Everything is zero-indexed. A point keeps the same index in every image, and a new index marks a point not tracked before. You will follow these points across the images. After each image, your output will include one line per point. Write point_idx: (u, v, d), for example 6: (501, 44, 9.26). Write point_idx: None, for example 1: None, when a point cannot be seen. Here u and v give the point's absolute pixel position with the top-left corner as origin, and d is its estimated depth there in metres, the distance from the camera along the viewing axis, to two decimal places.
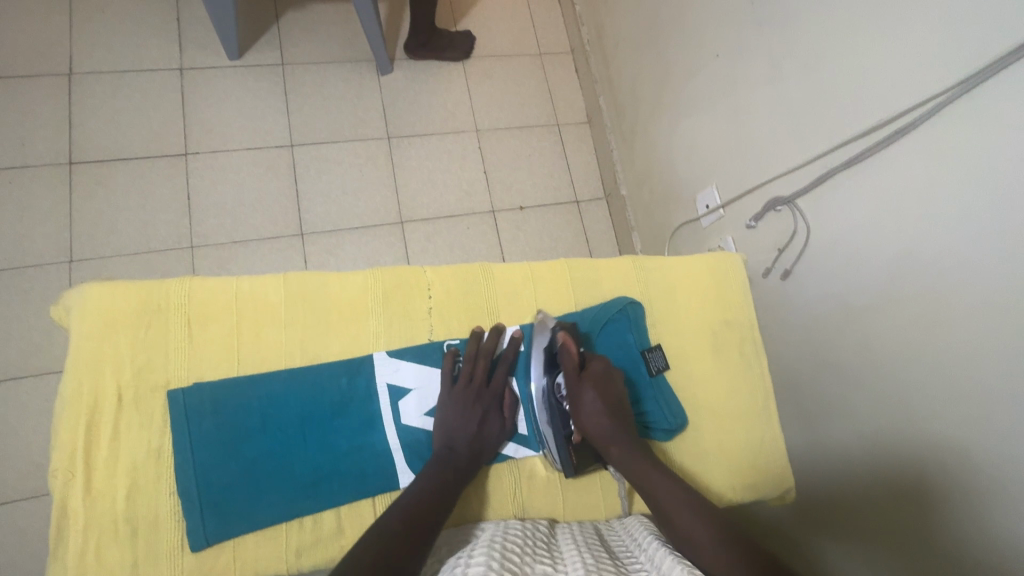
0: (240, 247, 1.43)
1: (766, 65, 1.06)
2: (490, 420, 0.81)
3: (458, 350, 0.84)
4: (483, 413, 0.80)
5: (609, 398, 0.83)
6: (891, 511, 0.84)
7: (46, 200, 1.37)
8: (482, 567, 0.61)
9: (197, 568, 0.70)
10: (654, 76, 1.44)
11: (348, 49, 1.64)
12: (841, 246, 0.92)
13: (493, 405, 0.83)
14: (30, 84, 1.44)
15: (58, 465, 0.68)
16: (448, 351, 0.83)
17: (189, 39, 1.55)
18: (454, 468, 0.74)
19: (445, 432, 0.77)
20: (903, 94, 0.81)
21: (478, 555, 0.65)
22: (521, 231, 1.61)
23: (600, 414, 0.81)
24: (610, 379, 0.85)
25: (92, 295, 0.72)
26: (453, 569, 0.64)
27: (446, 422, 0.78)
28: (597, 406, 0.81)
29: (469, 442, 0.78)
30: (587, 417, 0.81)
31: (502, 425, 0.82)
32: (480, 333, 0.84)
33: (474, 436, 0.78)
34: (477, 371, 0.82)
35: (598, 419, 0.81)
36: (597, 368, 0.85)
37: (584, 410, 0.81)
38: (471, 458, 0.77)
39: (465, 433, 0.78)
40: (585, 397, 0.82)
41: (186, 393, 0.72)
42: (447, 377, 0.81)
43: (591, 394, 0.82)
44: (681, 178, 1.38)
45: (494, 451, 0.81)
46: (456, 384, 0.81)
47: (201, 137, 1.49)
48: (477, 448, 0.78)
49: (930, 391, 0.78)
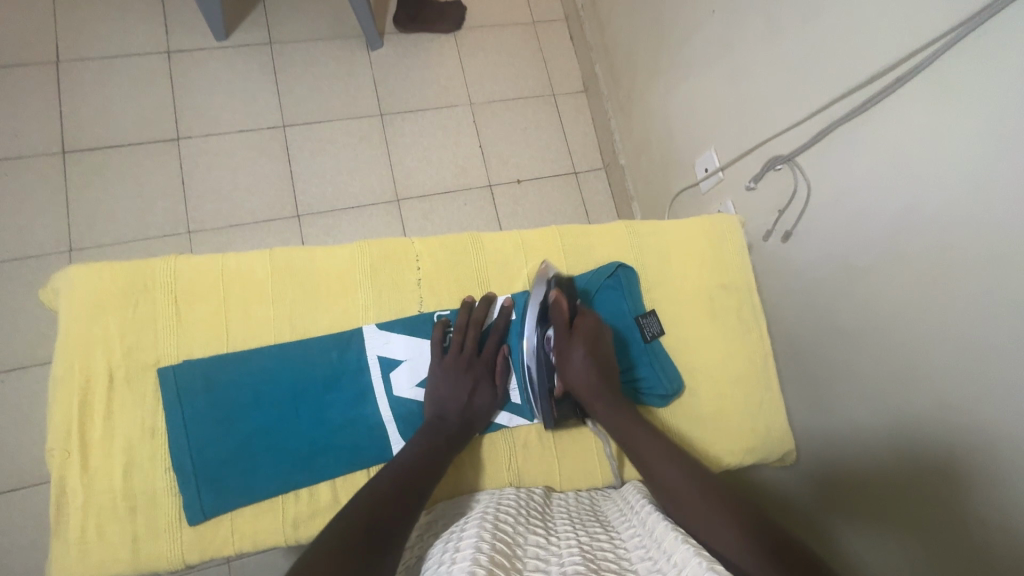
0: (237, 231, 1.42)
1: (763, 18, 1.02)
2: (481, 390, 0.81)
3: (450, 320, 0.83)
4: (474, 384, 0.80)
5: (598, 356, 0.82)
6: (893, 473, 0.83)
7: (42, 191, 1.37)
8: (473, 539, 0.61)
9: (196, 542, 0.71)
10: (650, 38, 1.39)
11: (336, 25, 1.60)
12: (843, 203, 0.89)
13: (484, 376, 0.82)
14: (19, 74, 1.43)
15: (55, 445, 0.68)
16: (438, 322, 0.82)
17: (175, 21, 1.53)
18: (446, 437, 0.74)
19: (436, 403, 0.77)
20: (904, 39, 0.77)
21: (470, 528, 0.65)
22: (519, 206, 1.59)
23: (589, 370, 0.81)
24: (600, 336, 0.84)
25: (78, 277, 0.72)
26: (445, 543, 0.64)
27: (437, 392, 0.78)
28: (585, 364, 0.81)
29: (460, 413, 0.78)
30: (574, 369, 0.81)
31: (493, 394, 0.82)
32: (470, 303, 0.83)
33: (465, 406, 0.78)
34: (468, 341, 0.82)
35: (585, 372, 0.81)
36: (588, 323, 0.84)
37: (571, 365, 0.81)
38: (462, 428, 0.77)
39: (456, 403, 0.78)
40: (575, 357, 0.81)
41: (176, 370, 0.72)
42: (437, 347, 0.81)
43: (581, 353, 0.81)
44: (679, 143, 1.35)
45: (484, 421, 0.81)
46: (448, 355, 0.81)
47: (192, 121, 1.47)
48: (468, 418, 0.78)
49: (936, 348, 0.76)
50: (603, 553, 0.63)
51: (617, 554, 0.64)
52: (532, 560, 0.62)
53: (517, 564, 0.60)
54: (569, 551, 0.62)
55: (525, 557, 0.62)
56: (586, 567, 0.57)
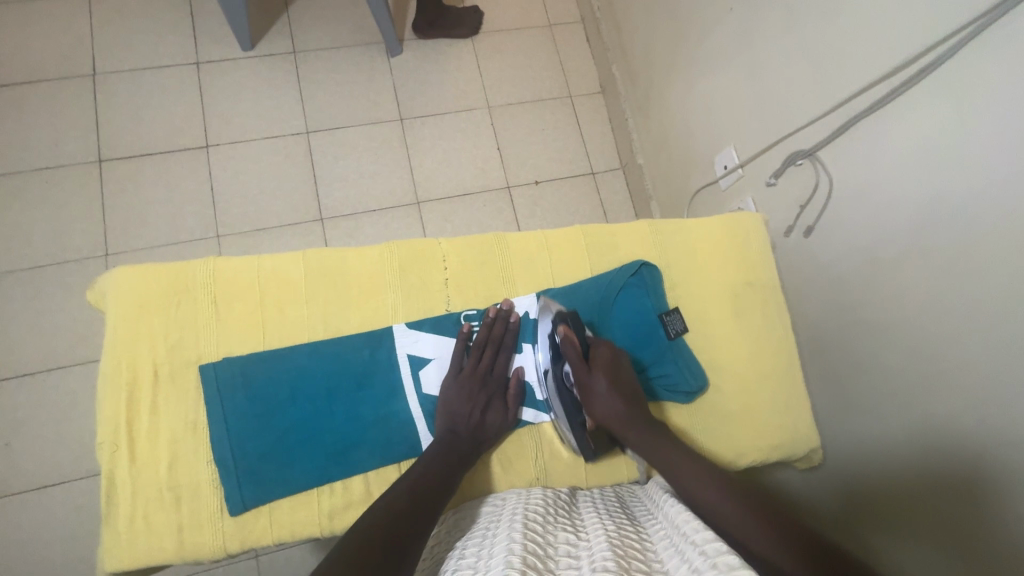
0: (263, 234, 1.46)
1: (781, 15, 1.02)
2: (493, 408, 0.81)
3: (471, 329, 0.83)
4: (486, 401, 0.80)
5: (620, 386, 0.81)
6: (923, 467, 0.82)
7: (79, 198, 1.43)
8: (505, 543, 0.63)
9: (237, 531, 0.73)
10: (667, 38, 1.40)
11: (357, 32, 1.64)
12: (867, 197, 0.88)
13: (497, 393, 0.82)
14: (57, 87, 1.49)
15: (104, 438, 0.72)
16: (462, 330, 0.83)
17: (203, 33, 1.58)
18: (457, 453, 0.76)
19: (449, 418, 0.78)
20: (927, 30, 0.77)
21: (500, 532, 0.66)
22: (537, 206, 1.61)
23: (616, 401, 0.80)
24: (619, 364, 0.83)
25: (125, 278, 0.75)
26: (478, 546, 0.66)
27: (451, 407, 0.79)
28: (612, 399, 0.80)
29: (471, 429, 0.78)
30: (601, 402, 0.80)
31: (505, 413, 0.82)
32: (491, 319, 0.83)
33: (477, 423, 0.79)
34: (484, 357, 0.82)
35: (611, 404, 0.79)
36: (604, 354, 0.82)
37: (595, 401, 0.80)
38: (471, 446, 0.78)
39: (467, 420, 0.78)
40: (598, 388, 0.80)
41: (217, 367, 0.75)
42: (456, 362, 0.81)
43: (606, 387, 0.80)
44: (698, 141, 1.35)
45: (494, 439, 0.81)
46: (463, 370, 0.81)
47: (220, 129, 1.52)
48: (479, 434, 0.79)
49: (963, 340, 0.76)
50: (632, 546, 0.64)
51: (645, 546, 0.66)
52: (564, 559, 0.63)
53: (550, 564, 0.62)
54: (598, 543, 0.63)
55: (557, 556, 0.63)
56: (617, 561, 0.58)
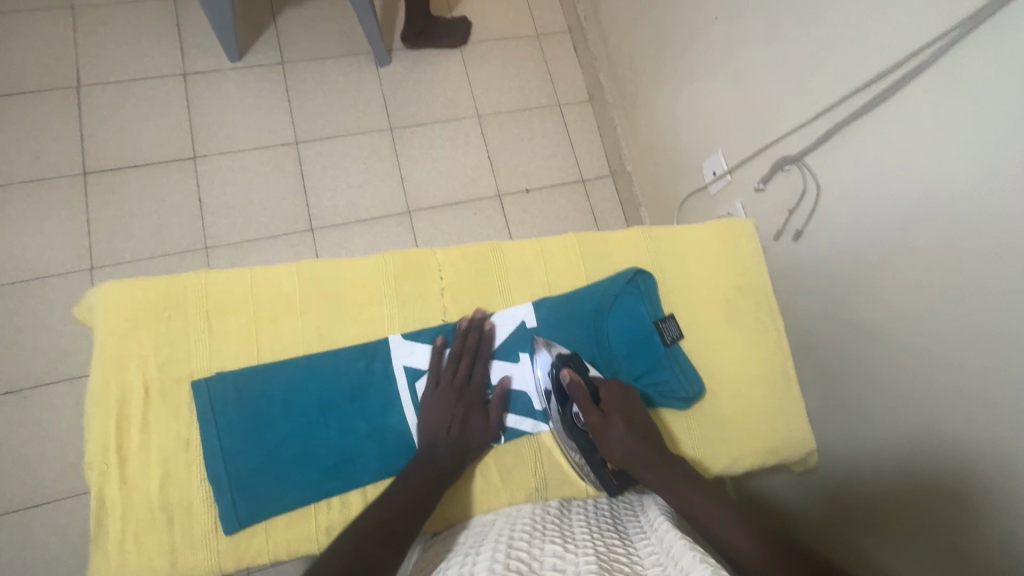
0: (252, 245, 1.45)
1: (765, 24, 1.04)
2: (474, 418, 0.80)
3: (445, 341, 0.83)
4: (466, 412, 0.80)
5: (633, 424, 0.81)
6: (915, 468, 0.83)
7: (62, 211, 1.40)
8: (488, 563, 0.63)
9: (231, 551, 0.72)
10: (653, 47, 1.42)
11: (346, 42, 1.64)
12: (853, 202, 0.90)
13: (477, 403, 0.82)
14: (39, 98, 1.47)
15: (93, 459, 0.70)
16: (434, 344, 0.82)
17: (189, 44, 1.57)
18: (437, 472, 0.75)
19: (429, 433, 0.77)
20: (905, 40, 0.79)
21: (484, 551, 0.66)
22: (528, 214, 1.61)
23: (630, 440, 0.79)
24: (630, 402, 0.83)
25: (113, 293, 0.74)
26: (461, 566, 0.65)
27: (431, 422, 0.78)
28: (624, 436, 0.79)
29: (451, 444, 0.78)
30: (614, 443, 0.79)
31: (486, 424, 0.81)
32: (466, 330, 0.83)
33: (457, 437, 0.78)
34: (461, 368, 0.82)
35: (627, 446, 0.79)
36: (614, 396, 0.83)
37: (610, 444, 0.80)
38: (454, 460, 0.77)
39: (448, 433, 0.78)
40: (612, 426, 0.80)
41: (209, 383, 0.74)
42: (433, 375, 0.81)
43: (619, 427, 0.80)
44: (686, 148, 1.36)
45: (478, 449, 0.80)
46: (440, 384, 0.80)
47: (207, 140, 1.51)
48: (461, 449, 0.78)
49: (948, 340, 0.77)
50: (619, 565, 0.64)
51: (633, 566, 0.65)
52: (549, 571, 0.63)
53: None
54: (585, 560, 0.63)
55: (542, 570, 0.63)
56: None
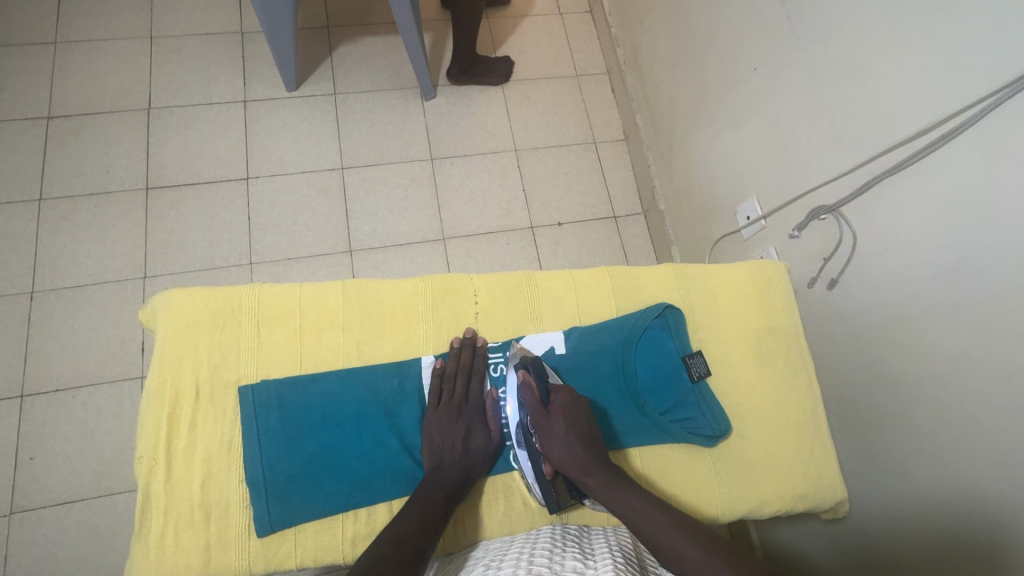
0: (294, 263, 1.52)
1: (803, 77, 1.08)
2: (475, 434, 0.83)
3: (444, 362, 0.85)
4: (467, 428, 0.83)
5: (579, 428, 0.81)
6: (955, 532, 0.80)
7: (124, 221, 1.51)
8: None
9: (262, 553, 0.75)
10: (691, 93, 1.46)
11: (395, 77, 1.75)
12: (893, 255, 0.90)
13: (476, 418, 0.85)
14: (115, 119, 1.60)
15: (143, 453, 0.75)
16: (434, 367, 0.85)
17: (252, 74, 1.70)
18: (445, 489, 0.76)
19: (433, 454, 0.79)
20: (947, 99, 0.81)
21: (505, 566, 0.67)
22: (558, 247, 1.65)
23: (573, 444, 0.79)
24: (578, 408, 0.83)
25: (175, 300, 0.80)
26: None
27: (434, 443, 0.80)
28: (567, 440, 0.79)
29: (457, 461, 0.79)
30: (557, 444, 0.79)
31: (488, 437, 0.85)
32: (456, 349, 0.85)
33: (461, 453, 0.80)
34: (457, 387, 0.84)
35: (568, 447, 0.79)
36: (563, 398, 0.83)
37: (553, 444, 0.80)
38: (459, 479, 0.78)
39: (451, 451, 0.80)
40: (556, 429, 0.80)
41: (255, 390, 0.78)
42: (432, 395, 0.84)
43: (561, 427, 0.80)
44: (721, 191, 1.39)
45: (483, 464, 0.82)
46: (440, 403, 0.83)
47: (261, 162, 1.61)
48: (465, 468, 0.79)
49: (991, 400, 0.75)
50: None
51: None
52: None
53: None
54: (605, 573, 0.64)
55: None
56: None
